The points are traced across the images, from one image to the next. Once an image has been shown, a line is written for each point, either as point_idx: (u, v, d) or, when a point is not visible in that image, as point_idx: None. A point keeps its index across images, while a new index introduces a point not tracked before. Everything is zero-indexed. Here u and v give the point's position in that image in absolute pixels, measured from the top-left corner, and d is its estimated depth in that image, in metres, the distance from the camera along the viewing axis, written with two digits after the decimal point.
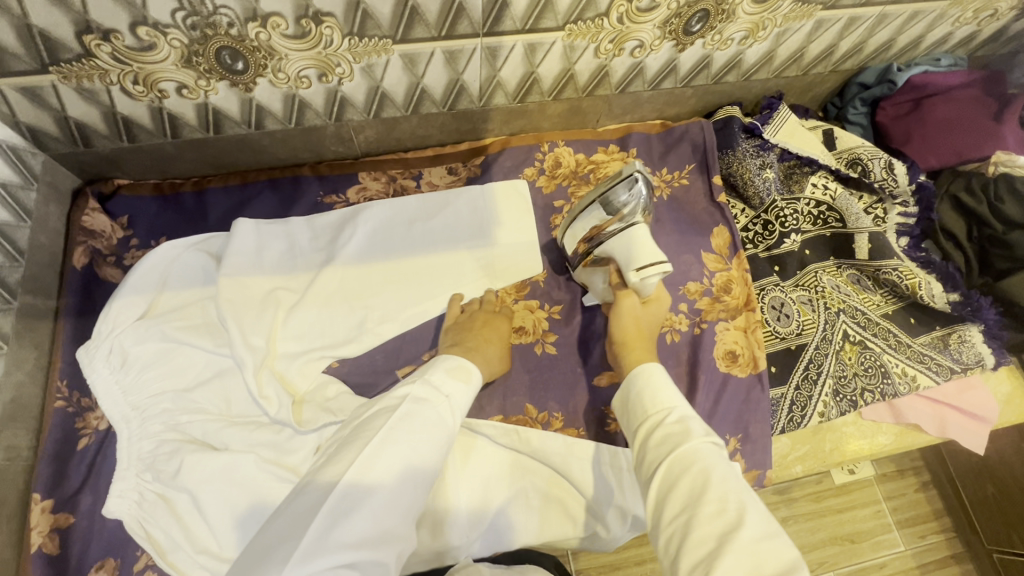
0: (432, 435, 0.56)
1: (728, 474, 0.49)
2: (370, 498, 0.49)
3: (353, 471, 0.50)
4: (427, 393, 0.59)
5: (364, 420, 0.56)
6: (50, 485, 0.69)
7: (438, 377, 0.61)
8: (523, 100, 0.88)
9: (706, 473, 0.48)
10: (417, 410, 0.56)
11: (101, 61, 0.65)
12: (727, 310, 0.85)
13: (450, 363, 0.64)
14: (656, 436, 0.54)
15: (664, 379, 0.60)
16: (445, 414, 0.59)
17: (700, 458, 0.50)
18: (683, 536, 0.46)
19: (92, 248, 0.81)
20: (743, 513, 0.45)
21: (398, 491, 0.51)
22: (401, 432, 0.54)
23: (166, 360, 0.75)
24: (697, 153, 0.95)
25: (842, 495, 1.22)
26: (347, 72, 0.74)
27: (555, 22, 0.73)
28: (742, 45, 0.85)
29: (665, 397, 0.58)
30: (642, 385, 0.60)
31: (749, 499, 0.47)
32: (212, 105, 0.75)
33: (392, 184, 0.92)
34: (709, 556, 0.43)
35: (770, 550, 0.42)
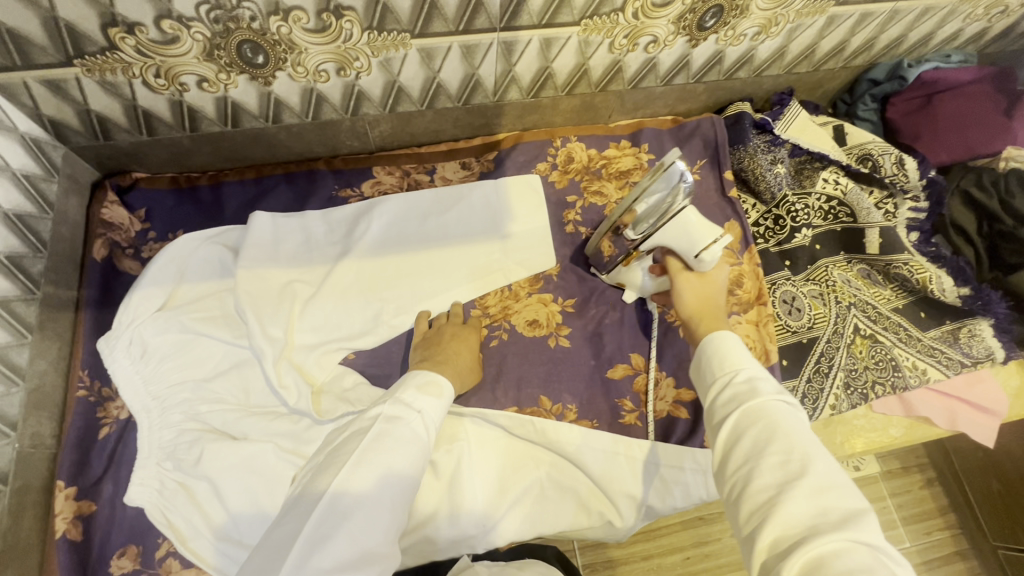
0: (406, 453, 0.55)
1: (795, 428, 0.49)
2: (345, 524, 0.49)
3: (326, 500, 0.50)
4: (399, 411, 0.58)
5: (338, 445, 0.56)
6: (73, 473, 0.70)
7: (410, 394, 0.60)
8: (536, 95, 0.89)
9: (772, 427, 0.49)
10: (388, 431, 0.56)
11: (125, 54, 0.65)
12: (739, 303, 0.86)
13: (421, 378, 0.63)
14: (726, 393, 0.55)
15: (737, 342, 0.59)
16: (419, 430, 0.58)
17: (767, 414, 0.50)
18: (744, 485, 0.48)
19: (111, 240, 0.82)
20: (807, 465, 0.46)
21: (374, 513, 0.50)
22: (372, 454, 0.53)
23: (185, 351, 0.76)
24: (709, 148, 0.96)
25: None
26: (365, 66, 0.75)
27: (571, 17, 0.74)
28: (754, 40, 0.86)
29: (738, 356, 0.57)
30: (715, 347, 0.59)
31: (815, 452, 0.47)
32: (232, 98, 0.76)
33: (406, 178, 0.93)
34: (768, 504, 0.45)
35: (835, 500, 0.43)
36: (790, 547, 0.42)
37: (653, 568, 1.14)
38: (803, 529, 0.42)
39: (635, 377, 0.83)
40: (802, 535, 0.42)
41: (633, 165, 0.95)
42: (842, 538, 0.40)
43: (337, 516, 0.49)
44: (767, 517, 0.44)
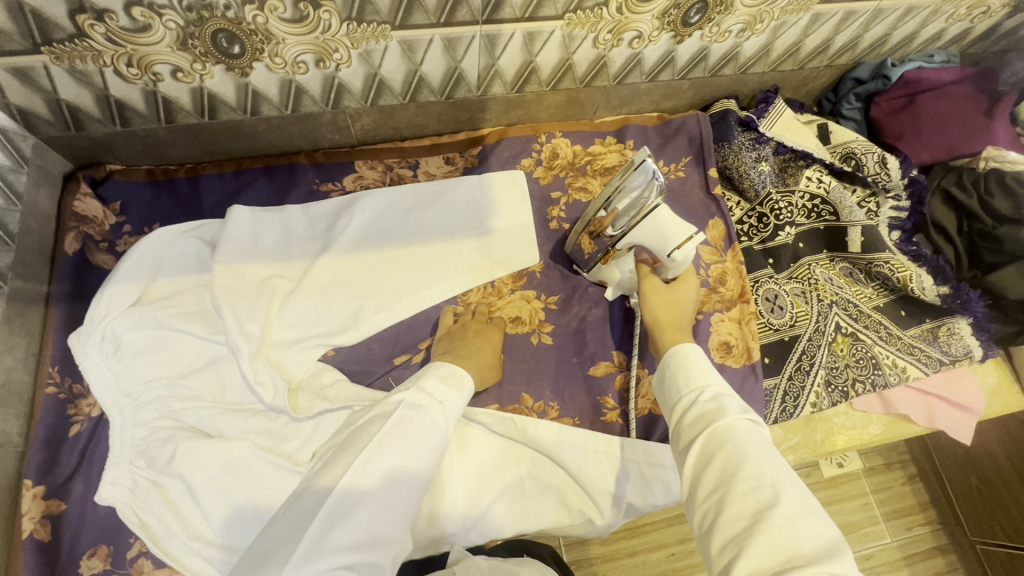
0: (427, 442, 0.55)
1: (763, 451, 0.51)
2: (366, 503, 0.48)
3: (349, 475, 0.49)
4: (422, 399, 0.58)
5: (359, 427, 0.55)
6: (42, 472, 0.68)
7: (432, 383, 0.60)
8: (521, 90, 0.88)
9: (741, 450, 0.50)
10: (412, 417, 0.55)
11: (95, 41, 0.64)
12: (722, 301, 0.86)
13: (443, 369, 0.62)
14: (694, 411, 0.56)
15: (700, 358, 0.61)
16: (439, 419, 0.57)
17: (735, 435, 0.51)
18: (717, 513, 0.48)
19: (84, 233, 0.80)
20: (779, 491, 0.47)
21: (393, 498, 0.50)
22: (395, 438, 0.53)
23: (160, 346, 0.75)
24: (694, 145, 0.96)
25: (830, 488, 1.24)
26: (345, 58, 0.74)
27: (555, 11, 0.73)
28: (739, 37, 0.86)
29: (705, 373, 0.59)
30: (678, 363, 0.61)
31: (783, 477, 0.48)
32: (208, 89, 0.74)
33: (388, 173, 0.92)
34: (743, 532, 0.45)
35: (807, 529, 0.44)
36: None
37: (637, 565, 1.14)
38: (779, 561, 0.42)
39: (617, 375, 0.83)
40: (778, 569, 0.42)
41: (618, 161, 0.95)
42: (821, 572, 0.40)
43: (359, 494, 0.48)
44: (742, 548, 0.44)
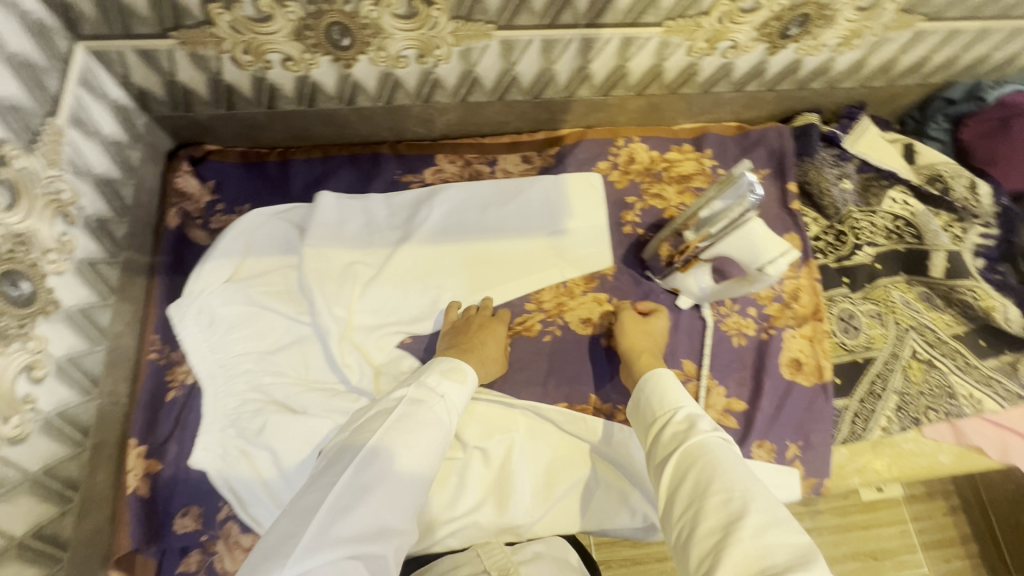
0: (429, 436, 0.57)
1: (734, 464, 0.53)
2: (367, 496, 0.51)
3: (351, 472, 0.52)
4: (424, 395, 0.60)
5: (361, 423, 0.58)
6: (145, 432, 0.72)
7: (435, 379, 0.63)
8: (606, 94, 0.89)
9: (713, 466, 0.52)
10: (413, 412, 0.58)
11: (220, 29, 0.67)
12: (795, 317, 0.87)
13: (445, 365, 0.65)
14: (668, 431, 0.59)
15: (673, 381, 0.64)
16: (441, 413, 0.60)
17: (704, 453, 0.54)
18: (692, 525, 0.50)
19: (183, 210, 0.84)
20: (748, 503, 0.49)
21: (394, 491, 0.52)
22: (396, 433, 0.56)
23: (251, 322, 0.78)
24: (773, 158, 0.95)
25: (867, 512, 1.22)
26: (445, 54, 0.75)
27: (656, 18, 0.73)
28: (835, 51, 0.84)
29: (676, 395, 0.62)
30: (653, 386, 0.64)
31: (754, 488, 0.50)
32: (312, 78, 0.77)
33: (467, 168, 0.93)
34: (716, 546, 0.47)
35: (781, 537, 0.46)
36: None
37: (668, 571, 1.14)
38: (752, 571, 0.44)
39: (688, 383, 0.83)
40: None
41: (695, 169, 0.95)
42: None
43: (359, 488, 0.51)
44: (716, 561, 0.46)
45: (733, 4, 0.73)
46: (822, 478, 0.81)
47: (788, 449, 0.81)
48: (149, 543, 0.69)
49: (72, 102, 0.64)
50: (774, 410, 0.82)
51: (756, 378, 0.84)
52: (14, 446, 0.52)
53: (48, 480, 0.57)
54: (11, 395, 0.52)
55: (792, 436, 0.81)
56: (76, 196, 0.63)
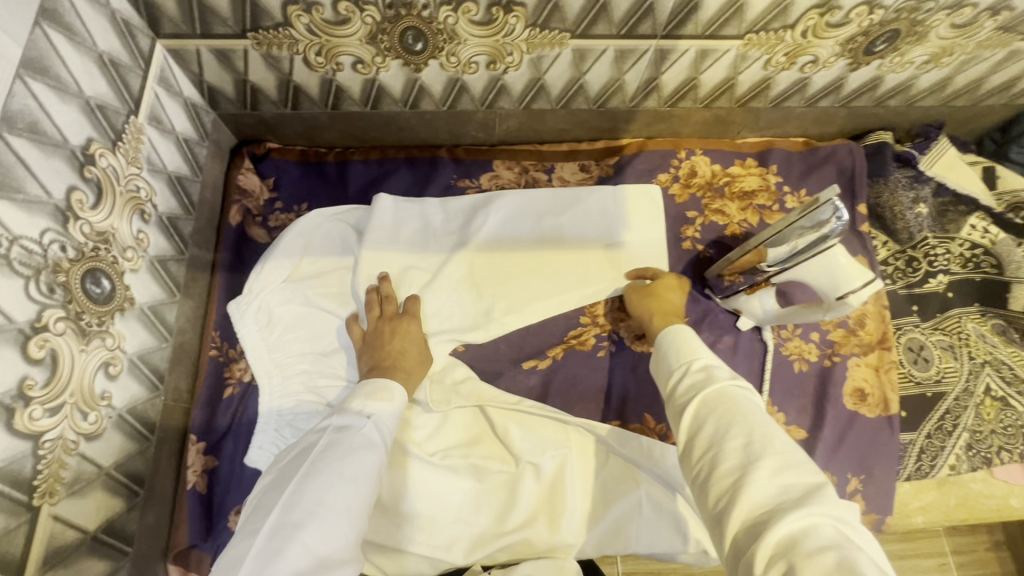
0: (359, 459, 0.55)
1: (754, 410, 0.49)
2: (294, 532, 0.47)
3: (275, 515, 0.49)
4: (349, 420, 0.59)
5: (284, 463, 0.56)
6: (204, 428, 0.73)
7: (359, 402, 0.61)
8: (673, 105, 0.86)
9: (730, 411, 0.48)
10: (339, 439, 0.56)
11: (296, 31, 0.66)
12: (861, 345, 0.83)
13: (371, 386, 0.64)
14: (685, 381, 0.55)
15: (692, 335, 0.60)
16: (373, 435, 0.58)
17: (724, 400, 0.50)
18: (709, 470, 0.46)
19: (244, 207, 0.84)
20: (768, 444, 0.45)
21: (330, 518, 0.49)
22: (320, 464, 0.53)
23: (307, 323, 0.78)
24: (843, 177, 0.91)
25: (906, 541, 1.09)
26: (516, 61, 0.74)
27: (737, 30, 0.71)
28: (920, 69, 0.81)
29: (698, 347, 0.58)
30: (673, 340, 0.60)
31: (774, 431, 0.47)
32: (379, 81, 0.76)
33: (524, 175, 0.92)
34: (734, 485, 0.44)
35: (800, 476, 0.43)
36: (763, 527, 0.40)
37: None
38: (767, 512, 0.41)
39: None
40: (768, 517, 0.41)
41: (759, 185, 0.92)
42: (817, 514, 0.40)
43: (287, 526, 0.48)
44: (733, 501, 0.43)
45: (821, 18, 0.69)
46: (883, 514, 0.78)
47: (849, 482, 0.78)
48: (206, 538, 0.70)
49: (150, 99, 0.64)
50: (836, 441, 0.79)
51: (818, 406, 0.81)
52: (90, 442, 0.53)
53: (119, 475, 0.58)
54: (90, 392, 0.53)
55: (855, 469, 0.78)
56: (151, 193, 0.64)
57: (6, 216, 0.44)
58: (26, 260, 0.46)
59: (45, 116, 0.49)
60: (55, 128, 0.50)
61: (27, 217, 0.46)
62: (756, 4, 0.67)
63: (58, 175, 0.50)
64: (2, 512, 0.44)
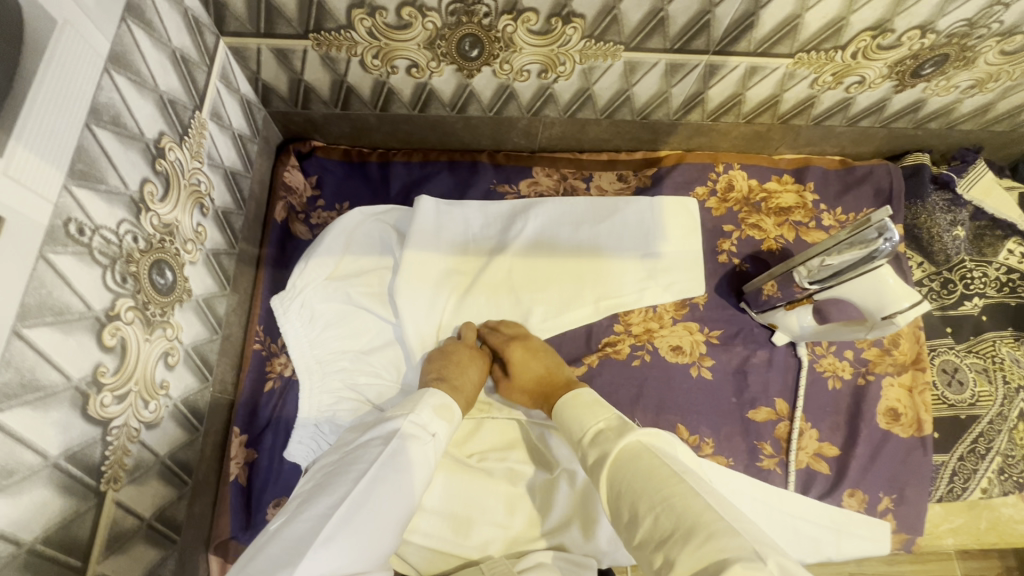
0: (418, 473, 0.57)
1: (655, 467, 0.49)
2: (350, 535, 0.50)
3: (340, 511, 0.51)
4: (414, 430, 0.59)
5: (350, 453, 0.57)
6: (247, 421, 0.74)
7: (427, 413, 0.62)
8: (715, 120, 0.87)
9: (634, 481, 0.49)
10: (405, 450, 0.57)
11: (357, 34, 0.67)
12: (895, 365, 0.83)
13: (437, 399, 0.64)
14: (593, 453, 0.56)
15: (588, 400, 0.63)
16: (432, 452, 0.60)
17: (624, 470, 0.51)
18: (640, 539, 0.47)
19: (289, 203, 0.85)
20: (674, 506, 0.45)
21: (382, 528, 0.52)
22: (387, 471, 0.55)
23: (348, 319, 0.79)
24: (879, 197, 0.92)
25: (916, 563, 1.06)
26: (567, 71, 0.75)
27: (789, 49, 0.71)
28: (964, 93, 0.81)
29: (590, 421, 0.59)
30: (573, 415, 0.62)
31: (677, 486, 0.46)
32: (431, 85, 0.77)
33: (563, 182, 0.93)
34: (664, 560, 0.43)
35: (720, 535, 0.41)
36: None
37: None
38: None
39: (779, 423, 0.81)
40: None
41: (795, 202, 0.92)
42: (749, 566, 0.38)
43: (349, 525, 0.50)
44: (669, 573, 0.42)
45: (872, 40, 0.70)
46: (914, 534, 0.79)
47: (880, 501, 0.78)
48: (246, 530, 0.71)
49: (213, 96, 0.66)
50: (868, 459, 0.79)
51: (852, 424, 0.81)
52: (149, 430, 0.54)
53: (170, 465, 0.58)
54: (151, 380, 0.54)
55: (887, 488, 0.78)
56: (210, 188, 0.65)
57: (91, 205, 0.45)
58: (104, 249, 0.46)
59: (126, 109, 0.50)
60: (134, 122, 0.51)
61: (107, 207, 0.47)
62: (811, 23, 0.67)
63: (134, 168, 0.51)
64: (72, 496, 0.44)
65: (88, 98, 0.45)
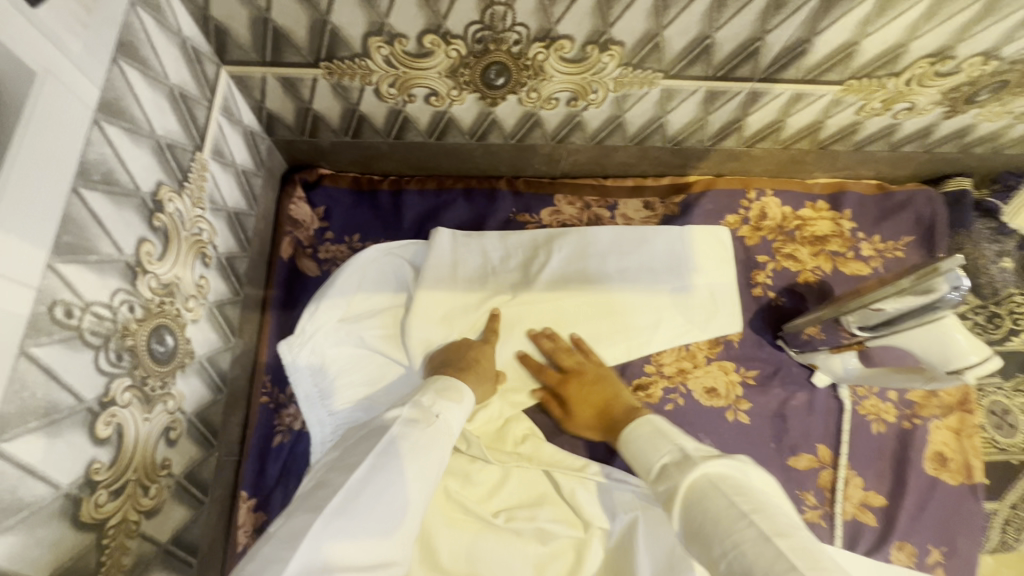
0: (426, 460, 0.50)
1: (729, 500, 0.44)
2: (353, 525, 0.43)
3: (339, 497, 0.44)
4: (416, 415, 0.53)
5: (349, 444, 0.50)
6: (255, 483, 0.69)
7: (429, 398, 0.55)
8: (750, 146, 0.82)
9: (708, 512, 0.44)
10: (407, 435, 0.50)
11: (374, 62, 0.61)
12: (942, 407, 0.79)
13: (440, 383, 0.58)
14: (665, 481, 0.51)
15: (656, 425, 0.57)
16: (438, 435, 0.53)
17: (708, 496, 0.45)
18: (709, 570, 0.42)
19: (296, 238, 0.79)
20: (742, 550, 0.40)
21: (388, 518, 0.45)
22: (386, 457, 0.48)
23: (360, 365, 0.73)
24: (921, 225, 0.87)
25: None
26: (599, 99, 0.69)
27: (839, 76, 0.66)
28: (1016, 119, 0.77)
29: (664, 438, 0.55)
30: (636, 440, 0.57)
31: (748, 528, 0.41)
32: (450, 114, 0.71)
33: (587, 211, 0.87)
34: None
35: None
36: None
37: None
38: None
39: (822, 471, 0.76)
40: None
41: (831, 230, 0.87)
42: None
43: (348, 514, 0.43)
44: None
45: (930, 67, 0.65)
46: None
47: (930, 555, 0.73)
48: None
49: (215, 132, 0.59)
50: (917, 509, 0.75)
51: (899, 472, 0.76)
52: (149, 518, 0.48)
53: (174, 549, 0.53)
54: (152, 462, 0.48)
55: (936, 540, 0.74)
56: (212, 235, 0.59)
57: (80, 281, 0.39)
58: (97, 328, 0.41)
59: (119, 162, 0.43)
60: (128, 175, 0.45)
61: (98, 279, 0.41)
62: (868, 50, 0.62)
63: (129, 228, 0.45)
64: None
65: (76, 157, 0.39)
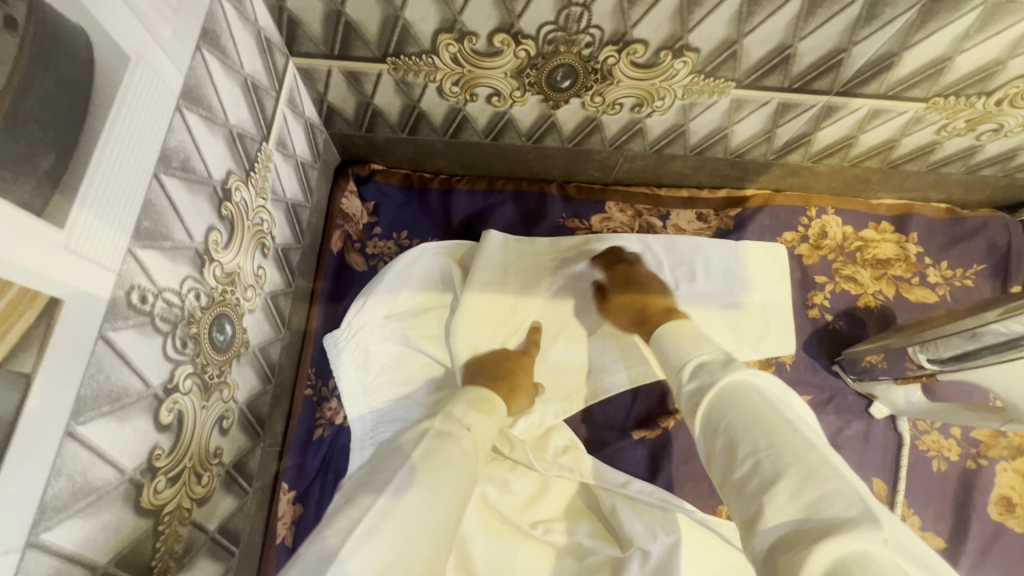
0: (457, 472, 0.47)
1: (769, 407, 0.39)
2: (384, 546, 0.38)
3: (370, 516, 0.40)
4: (449, 427, 0.51)
5: (378, 459, 0.48)
6: (295, 475, 0.69)
7: (460, 410, 0.54)
8: (816, 161, 0.78)
9: (737, 419, 0.39)
10: (439, 445, 0.48)
11: (440, 59, 0.60)
12: (1011, 448, 0.74)
13: (472, 396, 0.58)
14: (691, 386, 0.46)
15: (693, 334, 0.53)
16: (469, 449, 0.50)
17: (739, 400, 0.40)
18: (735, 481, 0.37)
19: (345, 232, 0.79)
20: (780, 457, 0.35)
21: (421, 538, 0.41)
22: (418, 471, 0.45)
23: (403, 364, 0.73)
24: (995, 253, 0.82)
25: None
26: (665, 106, 0.67)
27: (924, 93, 0.62)
28: None
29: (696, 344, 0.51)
30: (675, 339, 0.54)
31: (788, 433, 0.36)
32: (510, 115, 0.70)
33: (638, 219, 0.85)
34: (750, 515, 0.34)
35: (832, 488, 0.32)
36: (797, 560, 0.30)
37: None
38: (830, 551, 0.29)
39: None
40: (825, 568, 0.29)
41: (895, 253, 0.83)
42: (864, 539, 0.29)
43: (377, 534, 0.39)
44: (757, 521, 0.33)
45: None
46: None
47: None
48: None
49: (280, 123, 0.60)
50: (980, 555, 0.70)
51: (960, 514, 0.72)
52: (201, 505, 0.48)
53: (220, 537, 0.53)
54: (205, 450, 0.48)
55: None
56: (272, 225, 0.59)
57: (155, 267, 0.39)
58: (167, 314, 0.41)
59: (195, 150, 0.44)
60: (203, 163, 0.45)
61: (171, 265, 0.41)
62: (960, 66, 0.58)
63: (200, 215, 0.45)
64: None
65: (159, 142, 0.39)
